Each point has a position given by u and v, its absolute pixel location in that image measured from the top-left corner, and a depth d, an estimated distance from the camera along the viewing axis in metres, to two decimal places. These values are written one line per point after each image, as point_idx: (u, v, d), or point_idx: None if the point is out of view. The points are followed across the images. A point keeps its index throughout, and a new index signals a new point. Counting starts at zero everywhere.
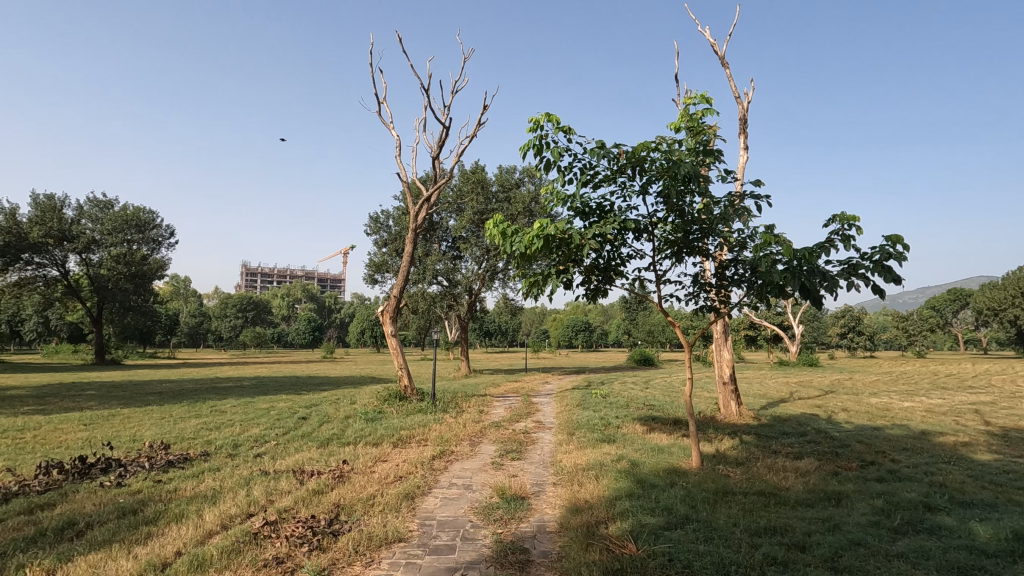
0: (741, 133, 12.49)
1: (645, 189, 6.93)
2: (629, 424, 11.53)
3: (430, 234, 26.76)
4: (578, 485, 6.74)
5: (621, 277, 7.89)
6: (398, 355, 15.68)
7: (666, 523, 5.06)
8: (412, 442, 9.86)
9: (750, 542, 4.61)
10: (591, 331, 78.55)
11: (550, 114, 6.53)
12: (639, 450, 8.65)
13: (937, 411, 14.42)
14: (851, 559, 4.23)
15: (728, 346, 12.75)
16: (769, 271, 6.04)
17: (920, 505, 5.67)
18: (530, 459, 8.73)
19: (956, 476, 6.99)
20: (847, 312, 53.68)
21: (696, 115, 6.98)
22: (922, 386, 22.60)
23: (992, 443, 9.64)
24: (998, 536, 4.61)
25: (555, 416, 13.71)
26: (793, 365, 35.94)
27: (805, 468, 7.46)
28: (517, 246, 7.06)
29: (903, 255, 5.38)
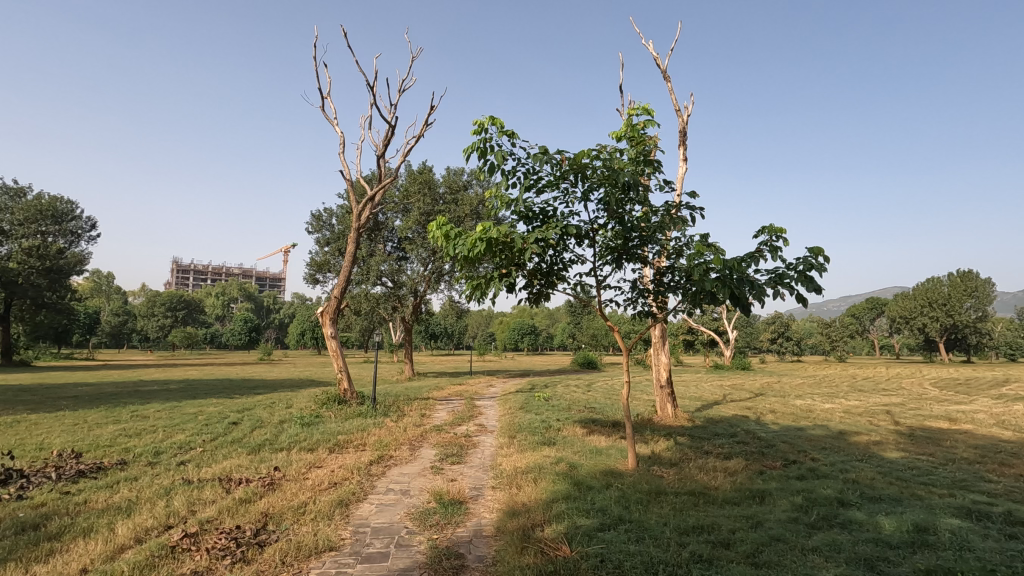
0: (680, 145, 12.95)
1: (586, 196, 7.06)
2: (569, 426, 11.68)
3: (374, 233, 26.26)
4: (517, 488, 6.75)
5: (563, 281, 8.00)
6: (338, 357, 15.23)
7: (600, 524, 5.16)
8: (349, 447, 9.60)
9: (679, 541, 4.76)
10: (537, 334, 79.29)
11: (494, 117, 6.55)
12: (578, 452, 8.79)
13: (854, 412, 15.47)
14: (771, 554, 4.45)
15: (665, 350, 13.18)
16: (702, 279, 6.31)
17: (835, 501, 6.03)
18: (471, 462, 8.69)
19: (867, 473, 7.50)
20: (777, 318, 56.73)
21: (638, 125, 7.22)
22: (842, 388, 24.15)
23: (900, 442, 10.44)
24: (901, 528, 4.98)
25: (498, 419, 13.73)
26: (726, 369, 37.61)
27: (733, 468, 7.77)
28: (459, 248, 7.02)
29: (824, 266, 5.74)
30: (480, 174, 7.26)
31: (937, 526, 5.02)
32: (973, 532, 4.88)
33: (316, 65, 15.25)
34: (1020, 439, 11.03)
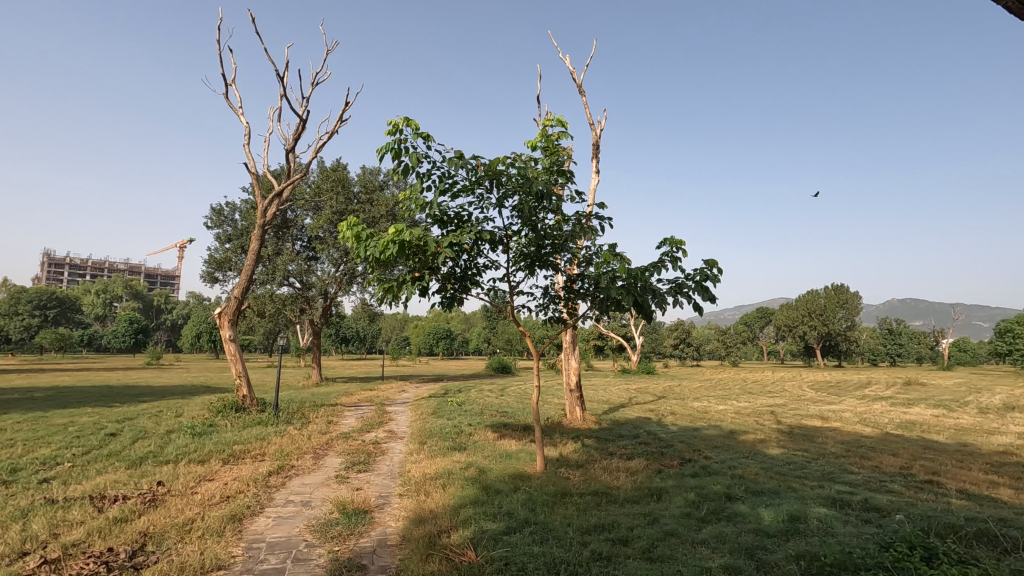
0: (594, 157, 13.46)
1: (501, 202, 7.15)
2: (481, 431, 11.70)
3: (282, 231, 24.96)
4: (425, 495, 6.66)
5: (477, 286, 8.03)
6: (237, 362, 14.24)
7: (506, 528, 5.21)
8: (246, 457, 9.00)
9: (581, 540, 4.91)
10: (452, 339, 78.81)
11: (409, 118, 6.47)
12: (488, 456, 8.83)
13: (743, 413, 16.79)
14: (664, 549, 4.70)
15: (575, 355, 13.60)
16: (609, 287, 6.61)
17: (723, 495, 6.50)
18: (378, 470, 8.45)
19: (751, 468, 8.17)
20: (679, 325, 60.39)
21: (552, 136, 7.43)
22: (734, 391, 26.17)
23: (780, 440, 11.47)
24: (778, 518, 5.46)
25: (409, 425, 13.48)
26: (633, 373, 39.36)
27: (635, 468, 8.16)
28: (371, 250, 6.85)
29: (718, 277, 6.20)
30: (395, 175, 7.14)
31: (808, 515, 5.56)
32: (836, 519, 5.44)
33: (220, 49, 14.28)
34: (878, 435, 12.49)
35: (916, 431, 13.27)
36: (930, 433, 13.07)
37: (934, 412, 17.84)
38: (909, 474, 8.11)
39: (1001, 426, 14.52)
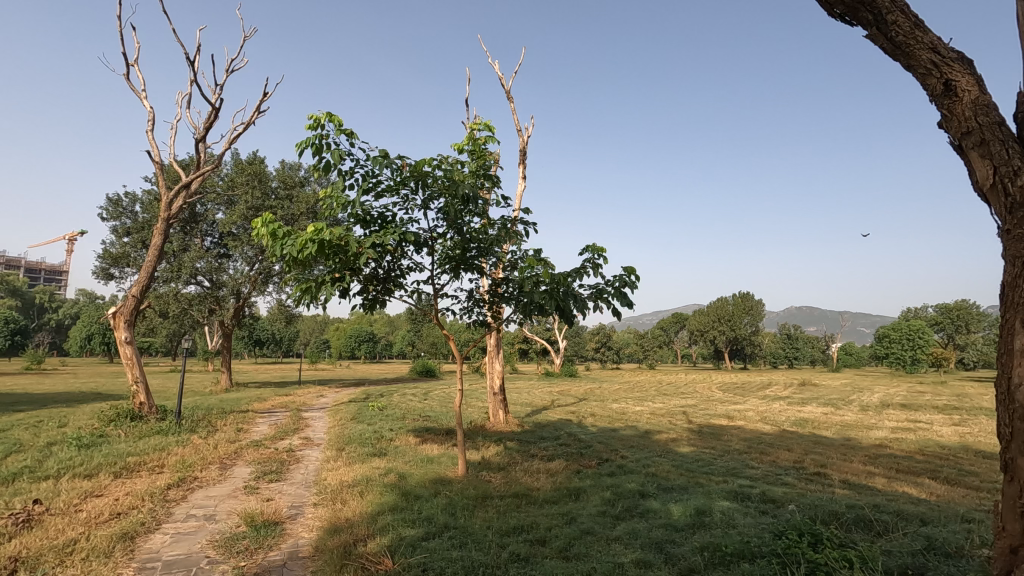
0: (521, 163, 13.65)
1: (426, 204, 7.07)
2: (402, 436, 11.48)
3: (189, 226, 23.29)
4: (341, 503, 6.43)
5: (400, 288, 7.89)
6: (133, 366, 13.08)
7: (425, 533, 5.14)
8: (142, 470, 8.29)
9: (499, 542, 4.95)
10: (375, 342, 76.80)
11: (332, 114, 6.26)
12: (409, 461, 8.68)
13: (658, 413, 17.64)
14: (580, 547, 4.83)
15: (499, 358, 13.69)
16: (533, 291, 6.72)
17: (637, 492, 6.78)
18: (291, 479, 8.07)
19: (664, 466, 8.60)
20: (600, 330, 62.47)
21: (479, 140, 7.47)
22: (649, 393, 27.43)
23: (690, 438, 12.16)
24: (686, 512, 5.77)
25: (326, 431, 12.98)
26: (556, 376, 40.17)
27: (555, 469, 8.33)
28: (288, 248, 6.53)
29: (635, 284, 6.48)
30: (315, 172, 6.88)
31: (713, 508, 5.92)
32: (737, 511, 5.84)
33: (121, 26, 13.11)
34: (775, 432, 13.54)
35: (808, 427, 14.52)
36: (820, 429, 14.34)
37: (823, 409, 19.61)
38: (800, 467, 8.87)
39: (877, 421, 16.22)
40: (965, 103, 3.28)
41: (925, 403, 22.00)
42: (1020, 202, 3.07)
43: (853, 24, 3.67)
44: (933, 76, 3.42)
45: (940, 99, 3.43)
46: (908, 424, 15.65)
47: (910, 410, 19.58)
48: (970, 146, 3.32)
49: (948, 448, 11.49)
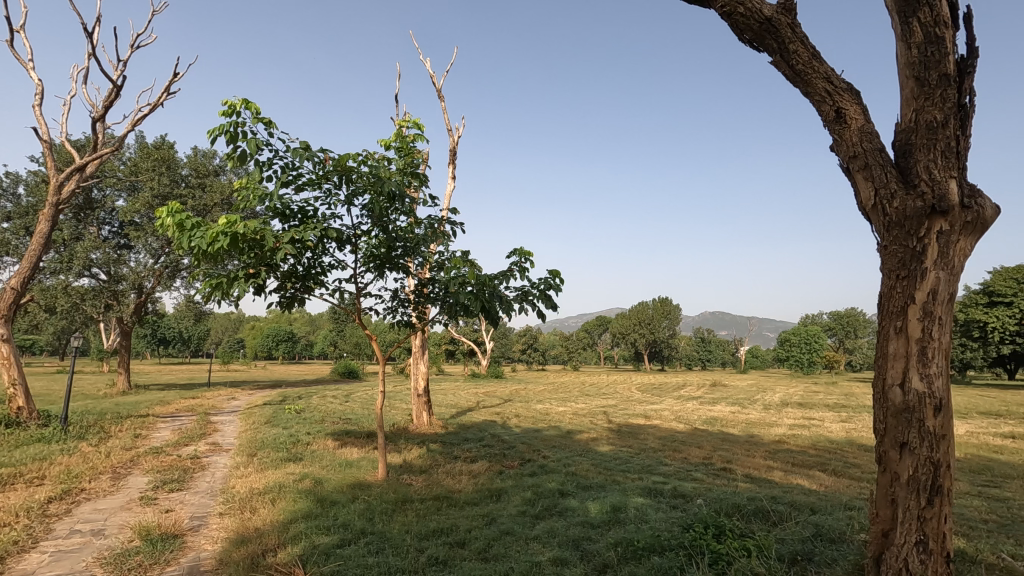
0: (450, 162, 13.56)
1: (350, 200, 6.86)
2: (320, 440, 11.06)
3: (84, 212, 21.23)
4: (250, 512, 6.09)
5: (320, 287, 7.60)
6: (9, 367, 11.69)
7: (340, 540, 4.97)
8: (17, 482, 7.43)
9: (418, 546, 4.88)
10: (295, 342, 73.43)
11: (249, 101, 5.93)
12: (326, 466, 8.36)
13: (580, 414, 18.12)
14: (499, 548, 4.86)
15: (425, 359, 13.51)
16: (458, 292, 6.69)
17: (556, 492, 6.92)
18: (195, 488, 7.53)
19: (584, 465, 8.83)
20: (527, 332, 63.31)
21: (408, 137, 7.37)
22: (573, 393, 28.13)
23: (609, 438, 12.57)
24: (603, 509, 5.96)
25: (237, 436, 12.25)
26: (482, 378, 40.18)
27: (477, 470, 8.33)
28: (196, 240, 6.11)
29: (560, 287, 6.61)
30: (229, 161, 6.48)
31: (628, 504, 6.15)
32: (650, 507, 6.10)
33: None
34: (687, 430, 14.30)
35: (716, 426, 15.45)
36: (727, 427, 15.30)
37: (731, 408, 20.95)
38: (709, 463, 9.42)
39: (777, 420, 17.53)
40: (853, 130, 3.63)
41: (819, 402, 24.04)
42: (896, 221, 3.44)
43: (759, 50, 3.93)
44: (827, 103, 3.74)
45: (831, 125, 3.77)
46: (803, 421, 17.03)
47: (805, 409, 21.32)
48: (856, 169, 3.67)
49: (836, 442, 12.61)
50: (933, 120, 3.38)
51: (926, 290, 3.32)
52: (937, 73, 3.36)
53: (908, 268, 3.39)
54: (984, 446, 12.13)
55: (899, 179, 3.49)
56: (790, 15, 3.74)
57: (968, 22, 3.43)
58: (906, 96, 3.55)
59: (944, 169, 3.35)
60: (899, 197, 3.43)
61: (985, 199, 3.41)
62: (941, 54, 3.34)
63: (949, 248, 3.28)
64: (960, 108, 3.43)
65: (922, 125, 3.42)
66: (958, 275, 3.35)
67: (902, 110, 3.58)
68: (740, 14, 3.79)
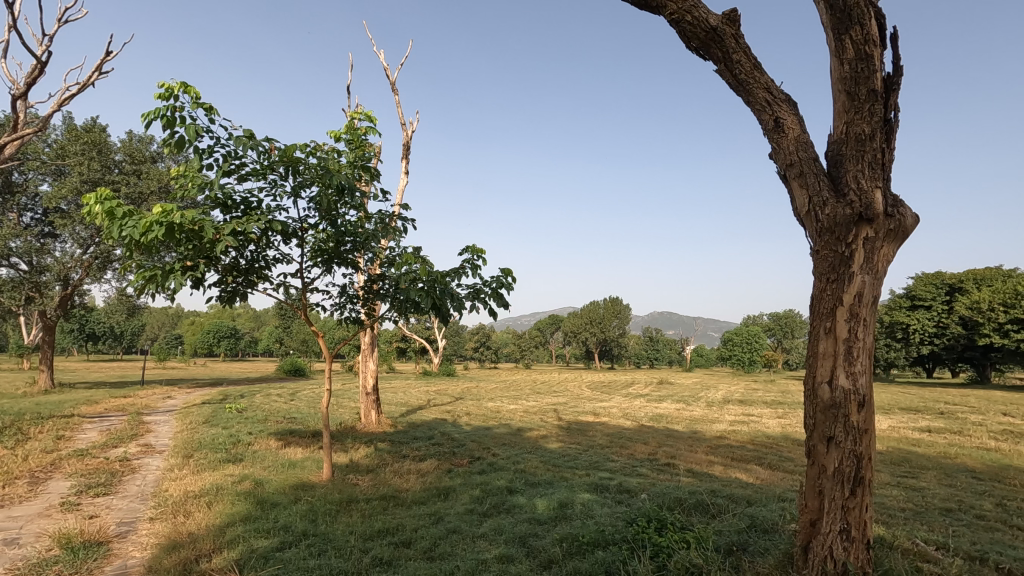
0: (403, 157, 13.36)
1: (297, 191, 6.64)
2: (262, 440, 10.67)
3: (3, 197, 19.65)
4: (183, 516, 5.80)
5: (264, 281, 7.33)
6: None
7: (280, 543, 4.81)
8: None
9: (362, 547, 4.78)
10: (237, 338, 70.47)
11: (187, 84, 5.64)
12: (267, 467, 8.08)
13: (530, 411, 18.26)
14: (445, 546, 4.83)
15: (374, 356, 13.24)
16: (409, 288, 6.61)
17: (505, 489, 6.94)
18: (124, 492, 7.11)
19: (532, 462, 8.91)
20: (480, 330, 63.23)
21: (359, 130, 7.22)
22: (524, 391, 28.31)
23: (559, 435, 12.73)
24: (550, 506, 6.03)
25: (171, 437, 11.66)
26: (433, 376, 39.82)
27: (426, 469, 8.25)
28: (126, 230, 5.74)
29: (512, 285, 6.62)
30: (166, 147, 6.13)
31: (574, 501, 6.24)
32: (596, 502, 6.21)
33: None
34: (634, 427, 14.66)
35: (662, 422, 15.90)
36: (672, 424, 15.79)
37: (676, 406, 21.62)
38: (654, 459, 9.69)
39: (719, 416, 18.23)
40: (790, 139, 3.81)
41: (757, 399, 25.15)
42: (828, 227, 3.62)
43: (705, 57, 4.04)
44: (767, 112, 3.90)
45: (771, 134, 3.93)
46: (743, 418, 17.76)
47: (745, 406, 22.26)
48: (792, 177, 3.84)
49: (773, 437, 13.23)
50: (862, 132, 3.59)
51: (853, 293, 3.54)
52: (866, 89, 3.57)
53: (837, 272, 3.59)
54: (904, 439, 13.02)
55: (831, 187, 3.69)
56: (734, 26, 3.87)
57: (895, 43, 3.65)
58: (838, 109, 3.75)
59: (871, 180, 3.56)
60: (830, 205, 3.62)
61: (906, 208, 3.65)
62: (870, 71, 3.55)
63: (874, 253, 3.50)
64: (887, 122, 3.66)
65: (852, 137, 3.63)
66: (882, 279, 3.59)
67: (834, 122, 3.78)
68: (688, 22, 3.89)
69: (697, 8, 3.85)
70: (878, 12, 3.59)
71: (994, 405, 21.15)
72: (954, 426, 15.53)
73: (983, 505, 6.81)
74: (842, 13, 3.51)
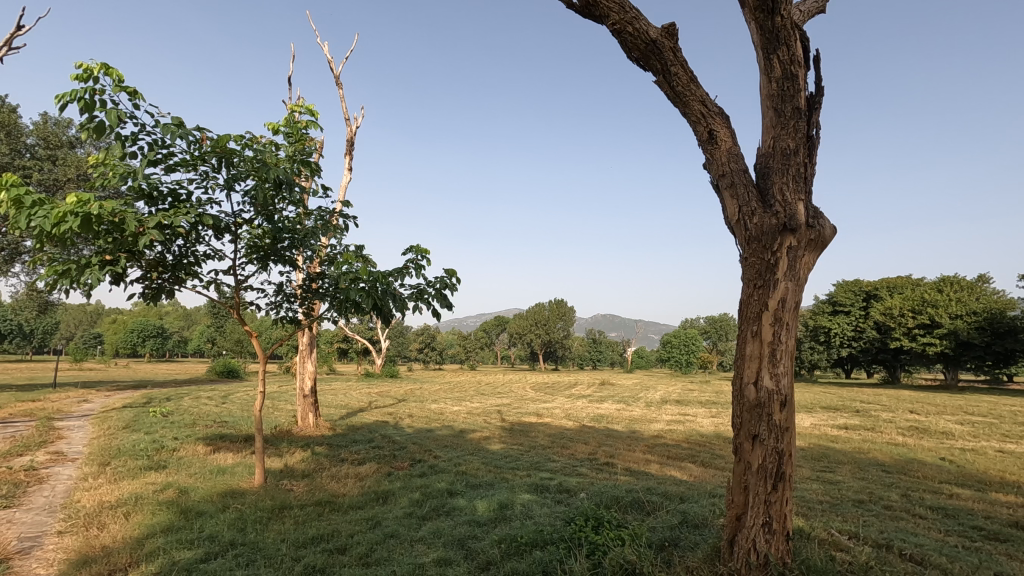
0: (347, 153, 13.04)
1: (231, 185, 6.34)
2: (189, 445, 10.11)
3: None
4: (97, 529, 5.40)
5: (194, 278, 6.95)
6: None
7: (204, 554, 4.57)
8: None
9: (294, 555, 4.62)
10: (164, 338, 66.47)
11: (108, 66, 5.28)
12: (194, 474, 7.66)
13: (474, 413, 18.24)
14: (382, 551, 4.73)
15: (312, 357, 12.82)
16: (349, 288, 6.43)
17: (445, 491, 6.88)
18: (28, 504, 6.54)
19: (474, 463, 8.89)
20: (425, 330, 62.56)
21: (298, 124, 6.99)
22: (468, 392, 28.27)
23: (502, 436, 12.77)
24: (490, 507, 6.04)
25: (87, 443, 10.85)
26: (376, 377, 39.01)
27: (364, 472, 8.07)
28: (35, 220, 5.28)
29: (456, 286, 6.57)
30: (84, 132, 5.70)
31: (515, 501, 6.27)
32: (535, 502, 6.27)
33: None
34: (575, 427, 14.90)
35: (603, 422, 16.28)
36: (612, 424, 16.17)
37: (616, 406, 22.19)
38: (594, 458, 9.90)
39: (657, 416, 18.86)
40: (722, 150, 4.00)
41: (692, 399, 26.17)
42: (755, 236, 3.81)
43: (645, 68, 4.16)
44: (702, 124, 4.05)
45: (705, 145, 4.11)
46: (679, 417, 18.43)
47: (681, 405, 23.14)
48: (724, 187, 4.02)
49: (706, 436, 13.81)
50: (787, 147, 3.82)
51: (777, 298, 3.75)
52: (791, 106, 3.81)
53: (764, 278, 3.79)
54: (824, 436, 13.90)
55: (758, 198, 3.88)
56: (672, 40, 4.01)
57: (817, 64, 3.90)
58: (766, 124, 3.96)
59: (795, 192, 3.79)
60: (758, 215, 3.81)
61: (826, 220, 3.90)
62: (795, 90, 3.78)
63: (796, 261, 3.73)
64: (809, 139, 3.91)
65: (778, 151, 3.85)
66: (804, 286, 3.82)
67: (763, 136, 3.98)
68: (628, 33, 4.00)
69: (638, 20, 3.97)
70: (803, 34, 3.82)
71: (901, 404, 23.02)
72: (867, 423, 16.75)
73: (891, 496, 7.38)
74: (770, 33, 3.70)
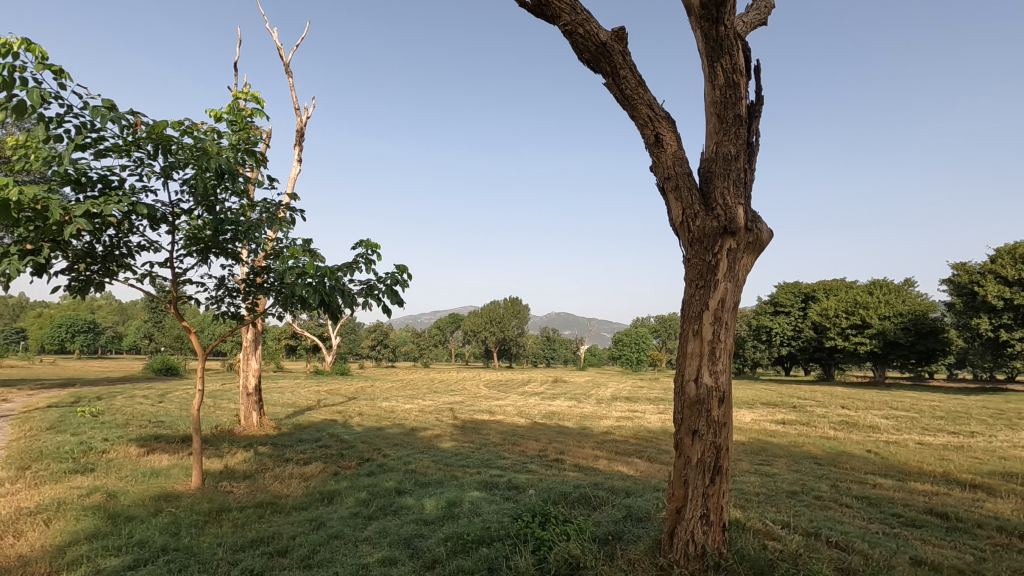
0: (296, 144, 12.63)
1: (168, 173, 6.03)
2: (121, 447, 9.55)
3: None
4: (12, 537, 5.02)
5: (126, 270, 6.59)
6: None
7: (133, 561, 4.35)
8: None
9: (231, 559, 4.46)
10: (96, 333, 62.70)
11: (30, 41, 4.89)
12: (124, 477, 7.24)
13: (426, 411, 18.09)
14: (324, 553, 4.62)
15: (257, 355, 12.35)
16: (295, 284, 6.23)
17: (393, 490, 6.78)
18: None
19: (424, 462, 8.81)
20: (378, 328, 61.53)
21: (243, 111, 6.72)
22: (421, 390, 28.02)
23: (453, 434, 12.69)
24: (438, 505, 6.00)
25: (5, 445, 10.08)
26: (326, 375, 38.14)
27: (310, 472, 7.86)
28: None
29: (406, 282, 6.48)
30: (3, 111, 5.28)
31: (463, 499, 6.26)
32: (484, 499, 6.28)
33: None
34: (527, 425, 14.98)
35: (554, 419, 16.46)
36: (563, 420, 16.37)
37: (568, 403, 22.49)
38: (544, 455, 10.00)
39: (607, 412, 19.21)
40: (668, 154, 4.10)
41: (641, 396, 26.86)
42: (697, 237, 3.93)
43: (595, 70, 4.22)
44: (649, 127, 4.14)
45: (652, 148, 4.20)
46: (629, 414, 18.83)
47: (630, 403, 23.67)
48: (669, 190, 4.13)
49: (653, 432, 14.17)
50: (728, 153, 3.96)
51: (717, 299, 3.88)
52: (733, 114, 3.96)
53: (706, 279, 3.92)
54: (763, 431, 14.50)
55: (702, 202, 4.00)
56: (621, 43, 4.08)
57: (758, 74, 4.06)
58: (710, 130, 4.09)
59: (735, 197, 3.93)
60: (701, 217, 3.93)
61: (763, 224, 4.08)
62: (736, 97, 3.94)
63: (735, 262, 3.88)
64: (749, 145, 4.07)
65: (720, 156, 3.99)
66: (742, 287, 3.98)
67: (706, 142, 4.12)
68: (579, 35, 4.04)
69: (589, 22, 4.02)
70: (745, 44, 3.97)
71: (833, 399, 24.41)
72: (803, 418, 17.64)
73: (821, 487, 7.80)
74: (715, 42, 3.81)
